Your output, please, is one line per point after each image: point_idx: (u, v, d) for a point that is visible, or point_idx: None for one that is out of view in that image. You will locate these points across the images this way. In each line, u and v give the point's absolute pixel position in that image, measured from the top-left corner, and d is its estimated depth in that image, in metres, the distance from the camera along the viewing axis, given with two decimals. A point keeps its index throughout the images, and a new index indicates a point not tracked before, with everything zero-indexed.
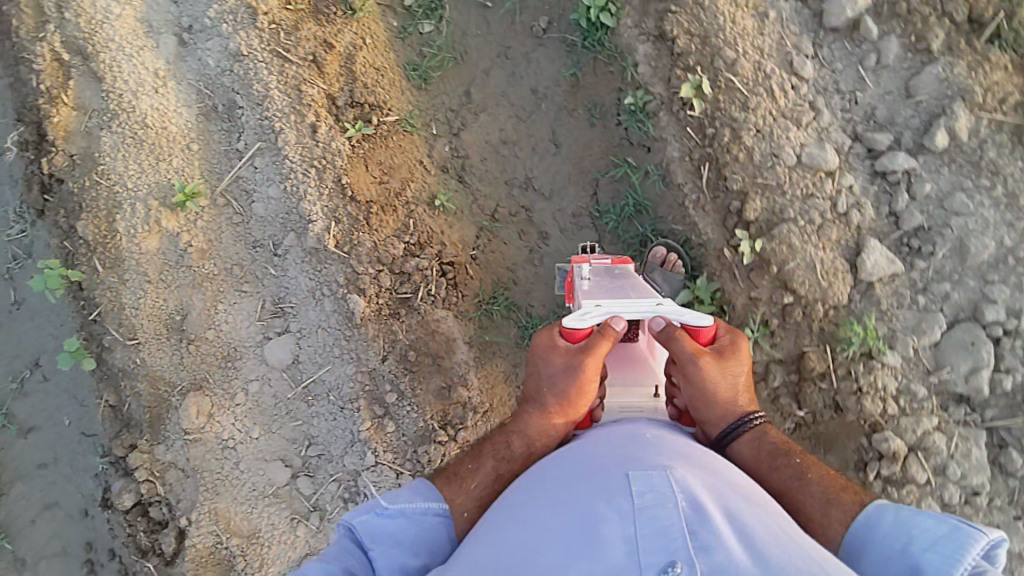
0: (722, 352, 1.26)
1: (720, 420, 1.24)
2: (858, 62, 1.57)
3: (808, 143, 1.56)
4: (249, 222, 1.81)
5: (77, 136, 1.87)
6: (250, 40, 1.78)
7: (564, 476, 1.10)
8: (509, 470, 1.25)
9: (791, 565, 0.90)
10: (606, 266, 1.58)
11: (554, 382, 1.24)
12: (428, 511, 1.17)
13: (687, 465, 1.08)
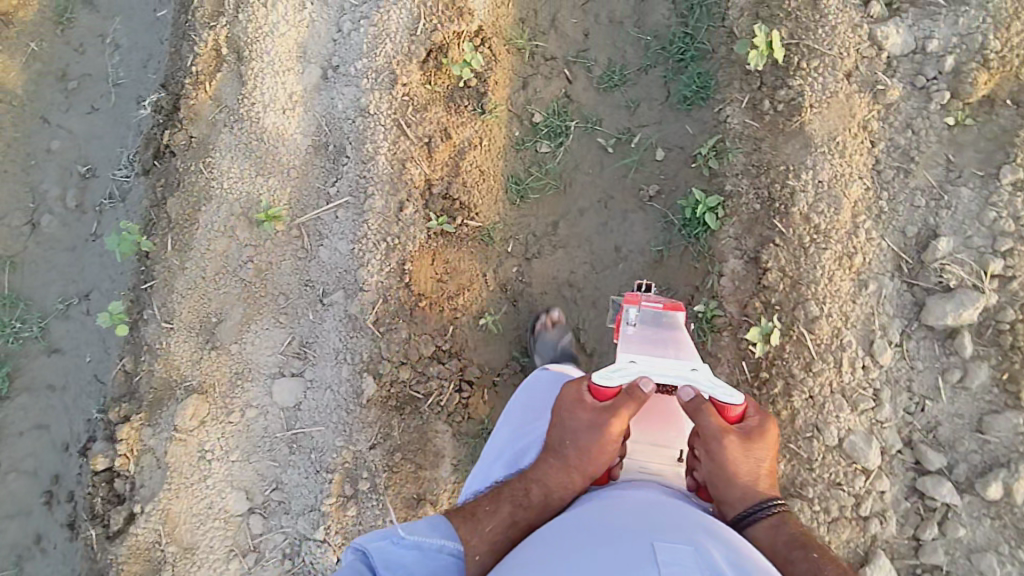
0: (749, 435, 1.21)
1: (738, 503, 1.20)
2: (940, 371, 1.50)
3: (856, 430, 1.49)
4: (311, 262, 1.88)
5: (203, 122, 1.98)
6: (380, 102, 1.84)
7: (581, 536, 1.06)
8: (525, 518, 1.22)
9: None
10: (657, 311, 1.45)
11: (577, 441, 1.21)
12: (442, 550, 1.20)
13: (708, 537, 1.06)
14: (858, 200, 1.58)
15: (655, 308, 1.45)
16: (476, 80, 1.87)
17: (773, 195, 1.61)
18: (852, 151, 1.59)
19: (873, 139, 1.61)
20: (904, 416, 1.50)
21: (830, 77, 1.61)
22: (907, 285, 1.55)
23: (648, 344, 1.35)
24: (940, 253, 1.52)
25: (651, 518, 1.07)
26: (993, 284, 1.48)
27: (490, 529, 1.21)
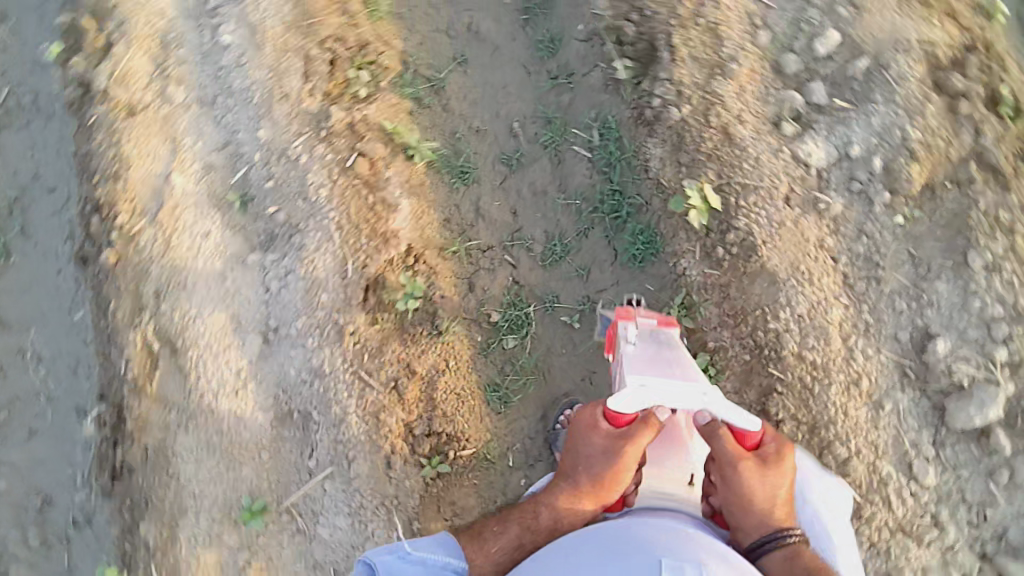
0: (767, 460, 1.34)
1: (753, 531, 1.31)
2: (988, 474, 1.46)
3: (930, 566, 1.44)
4: (313, 543, 1.77)
5: (155, 428, 1.82)
6: (334, 357, 1.75)
7: (592, 548, 1.18)
8: (532, 541, 1.39)
9: None
10: (653, 327, 1.54)
11: (587, 464, 1.36)
12: (447, 566, 1.38)
13: (718, 559, 1.14)
14: (843, 322, 1.54)
15: (654, 325, 1.53)
16: (424, 300, 1.80)
17: (757, 342, 1.57)
18: (818, 271, 1.57)
19: (834, 254, 1.59)
20: (974, 530, 1.46)
21: (773, 207, 1.61)
22: (920, 391, 1.51)
23: (656, 359, 1.43)
24: (942, 354, 1.49)
25: (660, 539, 1.16)
26: (1004, 372, 1.46)
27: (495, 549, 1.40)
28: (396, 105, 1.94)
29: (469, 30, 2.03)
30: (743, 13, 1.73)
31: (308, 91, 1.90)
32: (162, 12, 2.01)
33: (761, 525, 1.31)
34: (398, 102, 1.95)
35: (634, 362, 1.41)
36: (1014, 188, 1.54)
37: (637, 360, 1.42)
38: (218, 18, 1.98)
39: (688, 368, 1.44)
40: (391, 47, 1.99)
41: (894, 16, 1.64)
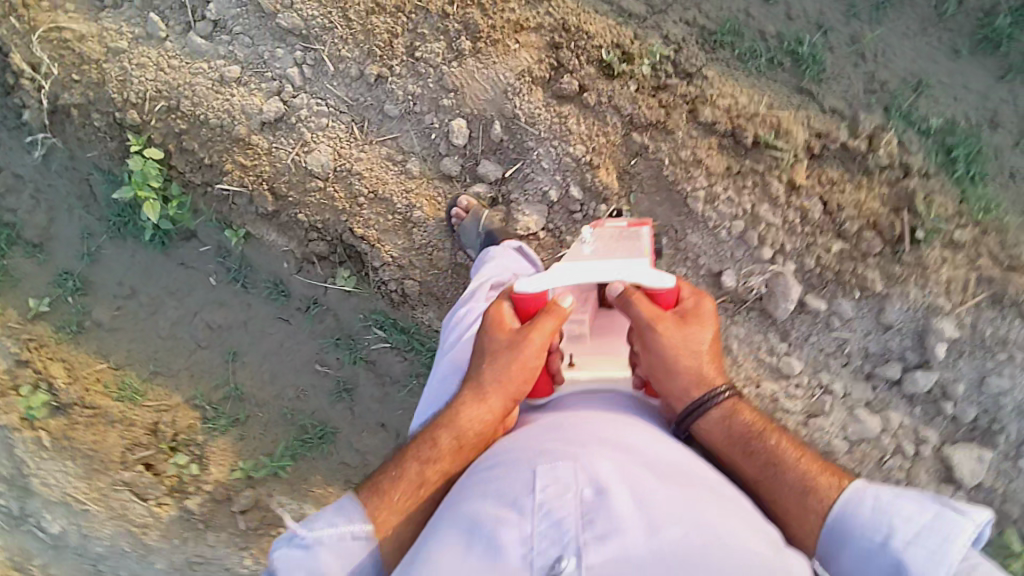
0: (686, 317, 1.33)
1: (684, 396, 1.29)
2: (827, 325, 1.72)
3: (847, 419, 1.71)
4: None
5: None
6: None
7: (481, 482, 1.11)
8: (438, 472, 1.26)
9: (682, 531, 0.95)
10: (623, 230, 1.48)
11: (493, 362, 1.28)
12: (351, 538, 1.18)
13: (603, 446, 1.12)
14: None
15: (620, 227, 1.49)
16: None
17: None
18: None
19: None
20: (852, 369, 1.73)
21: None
22: (746, 308, 1.74)
23: (600, 251, 1.35)
24: (735, 281, 1.71)
25: (550, 445, 1.13)
26: (781, 259, 1.68)
27: (400, 498, 1.23)
28: (226, 443, 1.99)
29: (212, 331, 2.04)
30: (382, 163, 1.76)
31: (157, 504, 1.95)
32: None
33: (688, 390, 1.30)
34: (225, 440, 1.99)
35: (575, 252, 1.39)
36: (672, 123, 1.68)
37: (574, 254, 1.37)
38: (34, 517, 1.98)
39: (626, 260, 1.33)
40: (176, 406, 2.01)
41: (482, 73, 1.70)
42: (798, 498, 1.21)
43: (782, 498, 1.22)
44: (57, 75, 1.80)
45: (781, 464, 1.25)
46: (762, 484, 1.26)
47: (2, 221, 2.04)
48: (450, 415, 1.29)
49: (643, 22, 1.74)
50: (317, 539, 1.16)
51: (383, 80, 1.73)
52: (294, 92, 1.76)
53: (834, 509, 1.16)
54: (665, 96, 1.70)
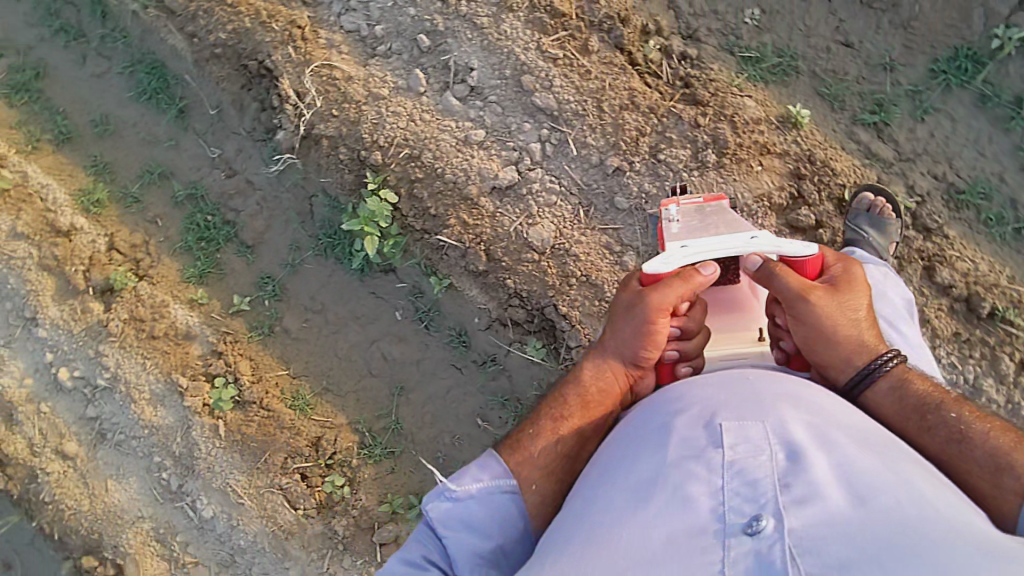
0: (835, 289, 1.34)
1: (846, 366, 1.31)
2: None
3: None
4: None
5: None
6: None
7: (658, 425, 1.19)
8: (570, 427, 1.35)
9: (886, 497, 1.00)
10: (699, 204, 1.57)
11: (616, 327, 1.35)
12: (498, 492, 1.30)
13: (792, 407, 1.16)
14: None
15: (699, 201, 1.58)
16: None
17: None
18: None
19: None
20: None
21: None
22: None
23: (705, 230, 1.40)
24: None
25: (730, 399, 1.18)
26: None
27: (540, 453, 1.33)
28: (378, 473, 2.06)
29: (386, 362, 2.14)
30: (598, 251, 1.82)
31: (303, 514, 2.03)
32: (142, 515, 2.14)
33: (851, 360, 1.32)
34: (376, 468, 2.07)
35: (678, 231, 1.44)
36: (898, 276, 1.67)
37: (684, 233, 1.41)
38: (189, 497, 2.09)
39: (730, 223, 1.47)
40: (339, 426, 2.09)
41: (720, 186, 1.74)
42: (992, 474, 1.18)
43: (970, 474, 1.20)
44: (319, 107, 1.95)
45: (965, 437, 1.23)
46: (945, 461, 1.23)
47: (225, 219, 2.23)
48: (575, 381, 1.39)
49: (887, 166, 1.75)
50: (466, 490, 1.29)
51: (621, 173, 1.79)
52: (531, 165, 1.84)
53: None
54: (900, 245, 1.68)
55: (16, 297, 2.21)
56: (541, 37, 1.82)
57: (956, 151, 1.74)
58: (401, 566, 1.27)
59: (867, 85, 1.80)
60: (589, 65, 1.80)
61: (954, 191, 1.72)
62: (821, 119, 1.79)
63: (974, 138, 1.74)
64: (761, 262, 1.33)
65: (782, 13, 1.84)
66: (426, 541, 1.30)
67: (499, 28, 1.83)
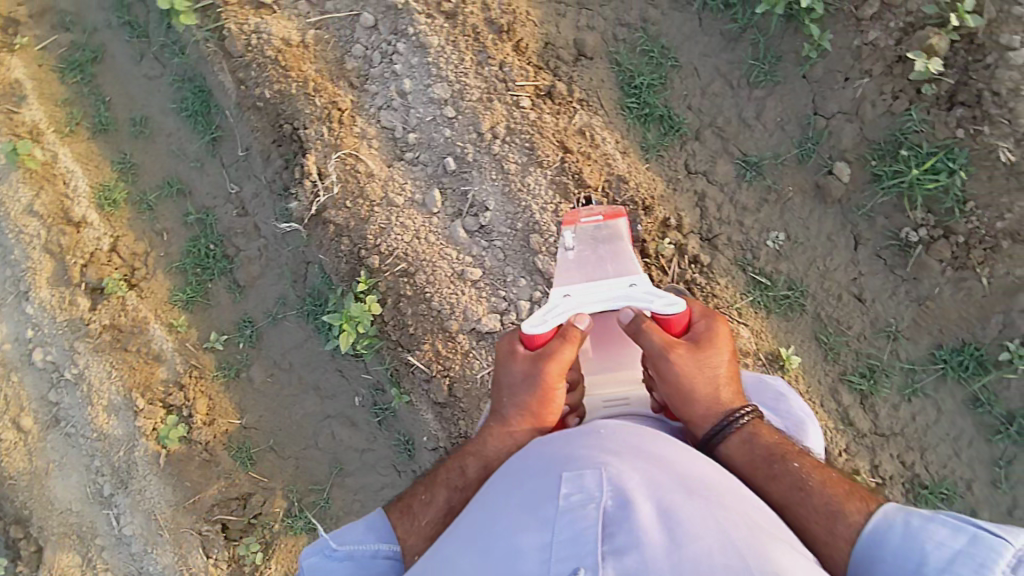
0: (696, 342, 1.34)
1: (706, 420, 1.32)
2: None
3: None
4: None
5: None
6: None
7: (517, 476, 1.18)
8: (461, 499, 1.35)
9: (704, 557, 0.97)
10: (597, 224, 1.57)
11: (510, 396, 1.34)
12: (377, 553, 1.33)
13: (633, 457, 1.14)
14: None
15: (599, 224, 1.57)
16: None
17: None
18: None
19: None
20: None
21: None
22: None
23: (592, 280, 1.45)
24: None
25: (577, 447, 1.17)
26: None
27: (427, 523, 1.35)
28: (294, 545, 2.12)
29: (333, 441, 2.18)
30: None
31: (213, 563, 2.11)
32: (71, 508, 2.24)
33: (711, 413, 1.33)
34: (294, 540, 2.13)
35: (567, 273, 1.50)
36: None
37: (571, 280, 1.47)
38: (117, 508, 2.20)
39: (622, 253, 1.53)
40: (271, 490, 2.15)
41: None
42: (826, 521, 1.21)
43: (809, 521, 1.22)
44: (335, 193, 1.96)
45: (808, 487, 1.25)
46: (786, 508, 1.25)
47: (225, 253, 2.27)
48: (469, 448, 1.37)
49: (859, 435, 1.75)
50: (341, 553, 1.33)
51: None
52: (515, 320, 1.84)
53: (862, 536, 1.18)
54: None
55: (14, 267, 2.27)
56: (561, 202, 1.81)
57: (932, 442, 1.73)
58: None
59: (866, 346, 1.76)
60: None
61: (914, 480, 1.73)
62: (810, 365, 1.77)
63: (950, 435, 1.72)
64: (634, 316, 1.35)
65: (807, 246, 1.80)
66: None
67: (523, 179, 1.82)
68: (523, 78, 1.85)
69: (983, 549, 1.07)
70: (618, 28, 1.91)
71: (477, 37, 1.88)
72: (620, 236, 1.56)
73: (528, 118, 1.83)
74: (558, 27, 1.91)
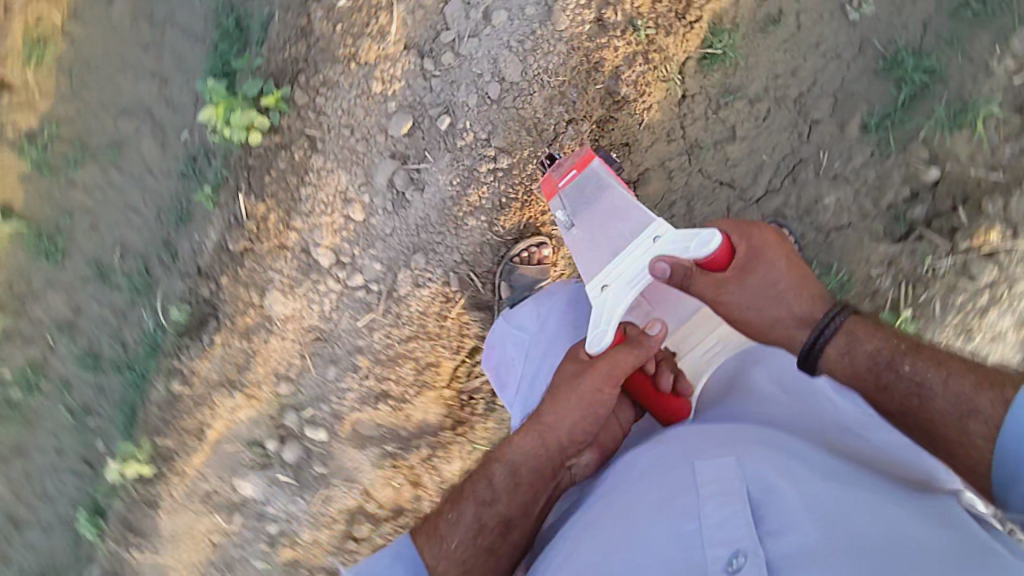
0: (747, 264, 1.20)
1: (795, 339, 1.17)
2: None
3: None
4: None
5: None
6: None
7: (632, 479, 1.01)
8: (492, 516, 1.13)
9: (896, 522, 0.83)
10: (576, 178, 1.40)
11: (554, 407, 1.16)
12: (394, 562, 1.13)
13: (755, 438, 0.98)
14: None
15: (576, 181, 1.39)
16: None
17: (118, 550, 1.94)
18: (187, 551, 1.92)
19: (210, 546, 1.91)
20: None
21: (184, 505, 1.89)
22: None
23: (596, 245, 1.29)
24: None
25: (701, 437, 1.01)
26: None
27: (455, 545, 1.12)
28: (5, 162, 1.84)
29: (132, 137, 1.83)
30: (281, 359, 1.78)
31: None
32: None
33: (795, 330, 1.17)
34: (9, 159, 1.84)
35: (581, 251, 1.32)
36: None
37: (582, 250, 1.32)
38: None
39: (616, 199, 1.33)
40: (32, 103, 1.81)
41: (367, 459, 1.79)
42: (956, 421, 0.97)
43: (942, 419, 0.99)
44: (338, 6, 1.56)
45: (922, 387, 1.02)
46: (912, 418, 1.03)
47: None
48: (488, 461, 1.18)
49: None
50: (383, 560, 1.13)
51: (355, 366, 1.75)
52: (342, 276, 1.70)
53: (1011, 427, 0.90)
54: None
55: None
56: (471, 265, 1.67)
57: None
58: None
59: None
60: (450, 321, 1.70)
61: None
62: None
63: None
64: (671, 266, 1.20)
65: None
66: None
67: (466, 213, 1.62)
68: (567, 151, 1.59)
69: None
70: (680, 203, 1.63)
71: (591, 72, 1.53)
72: (609, 179, 1.38)
73: (531, 182, 1.61)
74: (653, 143, 1.61)
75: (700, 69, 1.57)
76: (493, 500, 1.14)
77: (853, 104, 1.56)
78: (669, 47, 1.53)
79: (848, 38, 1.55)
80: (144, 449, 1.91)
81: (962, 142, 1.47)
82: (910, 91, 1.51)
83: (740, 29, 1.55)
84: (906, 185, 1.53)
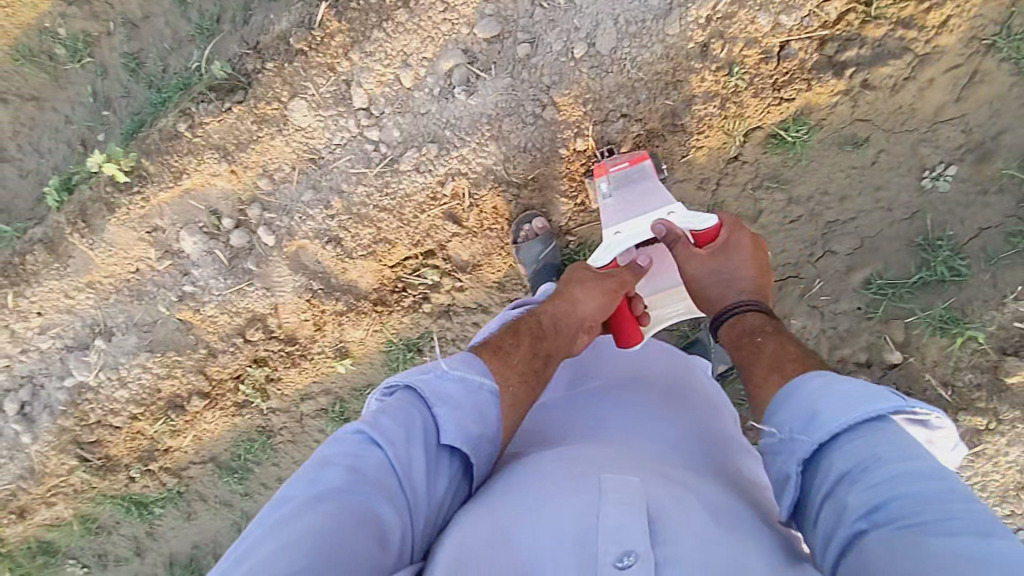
0: (717, 250, 1.30)
1: (717, 305, 1.28)
2: (30, 393, 2.17)
3: None
4: None
5: None
6: None
7: (548, 473, 0.98)
8: (544, 350, 1.21)
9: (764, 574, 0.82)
10: (625, 172, 1.53)
11: (582, 294, 1.32)
12: (482, 385, 1.05)
13: (654, 471, 0.98)
14: (97, 282, 2.08)
15: (626, 172, 1.52)
16: None
17: (63, 226, 2.05)
18: (116, 261, 2.05)
19: (138, 271, 2.06)
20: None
21: (129, 223, 2.00)
22: (72, 346, 2.14)
23: (628, 212, 1.46)
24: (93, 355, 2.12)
25: (607, 459, 1.00)
26: (84, 394, 2.14)
27: (518, 362, 1.14)
28: None
29: None
30: (278, 159, 1.86)
31: None
32: None
33: (721, 299, 1.27)
34: None
35: (613, 214, 1.48)
36: (185, 374, 2.08)
37: (612, 214, 1.48)
38: None
39: (654, 189, 1.48)
40: None
41: (298, 282, 1.91)
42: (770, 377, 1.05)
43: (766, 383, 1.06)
44: None
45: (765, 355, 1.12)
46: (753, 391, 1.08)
47: None
48: (537, 313, 1.28)
49: (292, 412, 2.09)
50: (413, 385, 1.01)
51: (329, 203, 1.83)
52: (365, 125, 1.77)
53: (853, 425, 0.86)
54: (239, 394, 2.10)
55: None
56: (467, 180, 1.70)
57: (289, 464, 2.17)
58: (370, 441, 0.93)
59: None
60: (425, 215, 1.76)
61: (249, 461, 2.18)
62: (347, 382, 2.03)
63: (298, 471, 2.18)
64: (664, 230, 1.32)
65: None
66: (294, 513, 0.82)
67: (491, 136, 1.66)
68: (602, 138, 1.60)
69: (941, 494, 0.77)
70: None
71: (666, 88, 1.54)
72: (654, 178, 1.51)
73: (559, 146, 1.62)
74: (682, 179, 1.62)
75: (763, 146, 1.57)
76: (503, 375, 1.10)
77: (872, 257, 1.55)
78: (747, 107, 1.53)
79: (909, 201, 1.53)
80: (130, 158, 1.96)
81: (934, 347, 1.49)
82: (926, 278, 1.50)
83: (820, 132, 1.54)
84: (864, 351, 1.55)
